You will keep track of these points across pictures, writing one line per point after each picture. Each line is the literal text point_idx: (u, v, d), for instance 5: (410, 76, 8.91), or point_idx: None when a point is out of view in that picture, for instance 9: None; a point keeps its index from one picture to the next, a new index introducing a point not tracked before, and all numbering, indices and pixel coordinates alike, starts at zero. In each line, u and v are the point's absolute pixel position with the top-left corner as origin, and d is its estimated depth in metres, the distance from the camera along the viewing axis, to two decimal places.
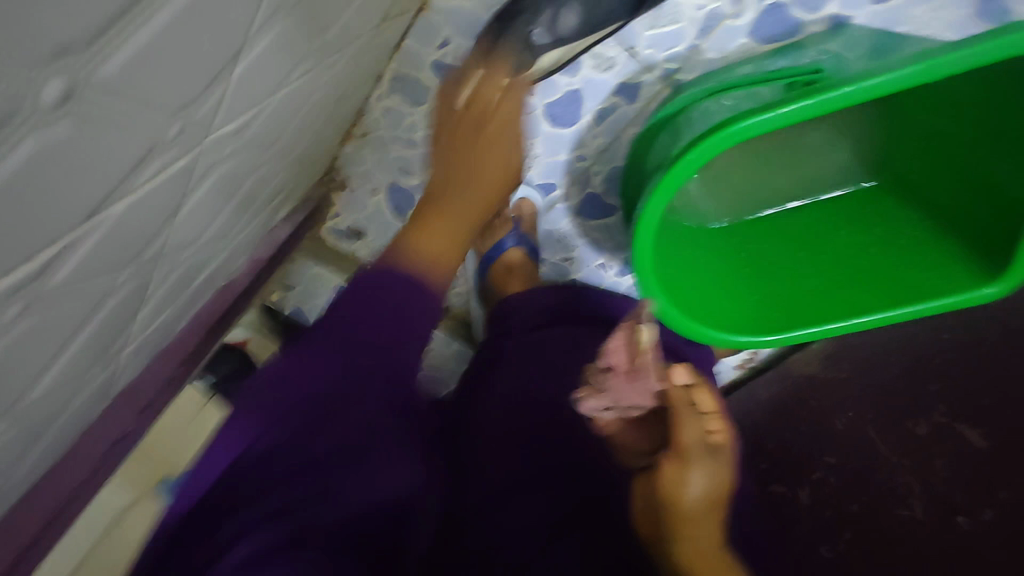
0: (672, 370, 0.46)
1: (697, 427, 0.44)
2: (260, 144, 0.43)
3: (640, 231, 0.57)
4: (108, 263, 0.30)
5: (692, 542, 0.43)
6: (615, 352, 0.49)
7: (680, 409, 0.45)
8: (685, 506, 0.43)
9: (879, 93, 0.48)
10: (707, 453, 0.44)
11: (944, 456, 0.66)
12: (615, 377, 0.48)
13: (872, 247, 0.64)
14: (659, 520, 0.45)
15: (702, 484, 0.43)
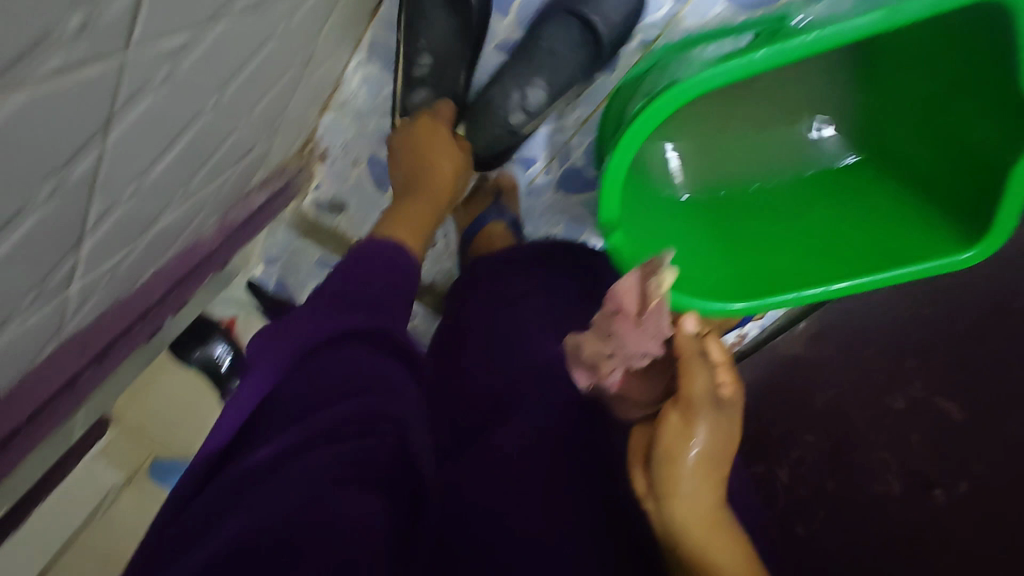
0: (681, 319, 0.49)
1: (705, 377, 0.45)
2: (211, 75, 0.42)
3: (604, 190, 0.59)
4: (23, 169, 0.28)
5: (687, 495, 0.42)
6: (623, 296, 0.51)
7: (688, 360, 0.46)
8: (687, 459, 0.42)
9: (839, 41, 0.48)
10: (713, 407, 0.44)
11: (919, 430, 0.67)
12: (623, 321, 0.51)
13: (851, 221, 0.64)
14: (654, 471, 0.44)
15: (707, 437, 0.43)
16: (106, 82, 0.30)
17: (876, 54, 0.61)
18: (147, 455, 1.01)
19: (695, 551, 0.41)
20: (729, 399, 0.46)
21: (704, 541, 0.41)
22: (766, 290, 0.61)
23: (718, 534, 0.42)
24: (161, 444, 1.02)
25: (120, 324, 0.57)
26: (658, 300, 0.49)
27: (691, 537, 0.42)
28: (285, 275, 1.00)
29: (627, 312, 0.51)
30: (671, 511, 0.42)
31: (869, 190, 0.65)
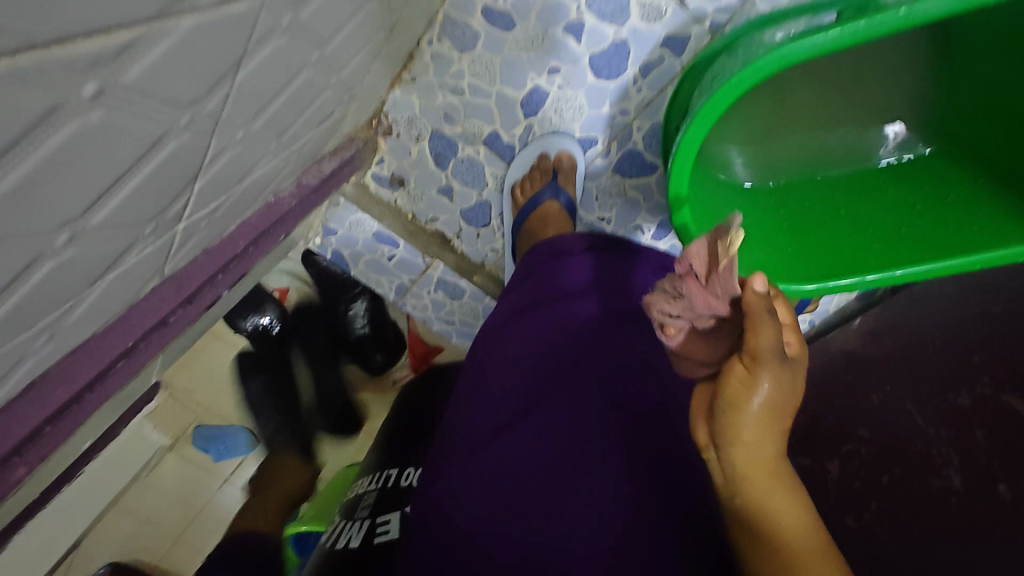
0: (751, 278, 0.44)
1: (775, 333, 0.43)
2: (316, 29, 0.44)
3: (675, 165, 0.60)
4: (173, 94, 0.30)
5: (750, 446, 0.43)
6: (694, 256, 0.49)
7: (756, 316, 0.43)
8: (753, 407, 0.43)
9: (930, 17, 0.49)
10: (779, 361, 0.43)
11: (986, 426, 0.62)
12: (692, 282, 0.49)
13: (920, 205, 0.64)
14: (717, 422, 0.44)
15: (773, 388, 0.43)
16: (247, 20, 0.33)
17: (961, 37, 0.60)
18: (191, 420, 1.05)
19: (752, 495, 0.43)
20: (794, 355, 0.46)
21: (768, 494, 0.42)
22: (833, 272, 0.63)
23: (781, 485, 0.43)
24: (206, 409, 1.06)
25: (205, 274, 0.60)
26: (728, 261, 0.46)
27: (750, 479, 0.43)
28: (340, 246, 1.03)
29: (697, 273, 0.49)
30: (735, 462, 0.43)
31: (934, 175, 0.66)
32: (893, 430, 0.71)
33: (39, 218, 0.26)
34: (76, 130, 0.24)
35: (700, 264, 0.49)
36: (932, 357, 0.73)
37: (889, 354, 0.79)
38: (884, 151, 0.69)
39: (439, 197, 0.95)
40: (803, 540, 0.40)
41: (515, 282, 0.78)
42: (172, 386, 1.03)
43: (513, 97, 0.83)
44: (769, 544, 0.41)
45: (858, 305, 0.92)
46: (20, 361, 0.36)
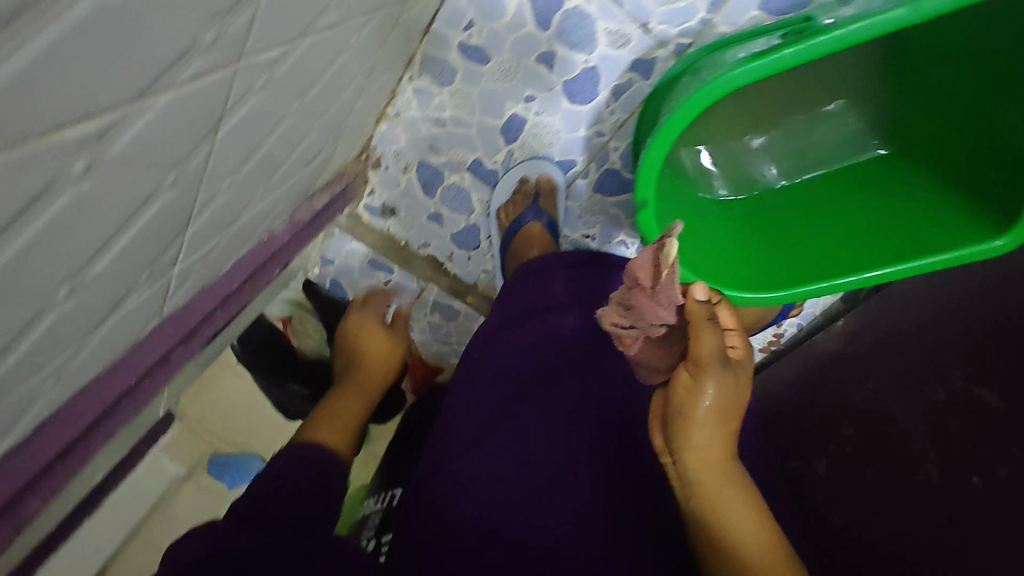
0: (692, 288, 0.52)
1: (714, 339, 0.50)
2: (294, 83, 0.48)
3: (639, 182, 0.63)
4: (157, 159, 0.34)
5: (700, 447, 0.50)
6: (639, 269, 0.54)
7: (698, 324, 0.50)
8: (698, 412, 0.49)
9: (862, 37, 0.52)
10: (720, 367, 0.49)
11: (961, 419, 0.65)
12: (640, 293, 0.55)
13: (884, 211, 0.66)
14: (672, 427, 0.51)
15: (715, 392, 0.49)
16: (221, 88, 0.36)
17: (906, 46, 0.64)
18: (204, 450, 1.07)
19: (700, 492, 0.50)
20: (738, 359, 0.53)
21: (715, 487, 0.49)
22: (798, 279, 0.64)
23: (728, 480, 0.50)
24: (217, 439, 1.07)
25: (206, 309, 0.65)
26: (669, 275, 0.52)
27: (700, 480, 0.50)
28: (339, 275, 1.07)
29: (644, 284, 0.55)
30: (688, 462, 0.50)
31: (894, 179, 0.68)
32: (877, 428, 0.73)
33: (42, 277, 0.30)
34: (67, 202, 0.28)
35: (645, 276, 0.54)
36: (910, 354, 0.75)
37: (869, 351, 0.82)
38: (849, 158, 0.72)
39: (429, 224, 0.98)
40: (745, 523, 0.48)
41: (499, 301, 0.80)
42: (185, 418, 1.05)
43: (493, 125, 0.87)
44: (717, 532, 0.48)
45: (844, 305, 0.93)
46: (31, 402, 0.40)
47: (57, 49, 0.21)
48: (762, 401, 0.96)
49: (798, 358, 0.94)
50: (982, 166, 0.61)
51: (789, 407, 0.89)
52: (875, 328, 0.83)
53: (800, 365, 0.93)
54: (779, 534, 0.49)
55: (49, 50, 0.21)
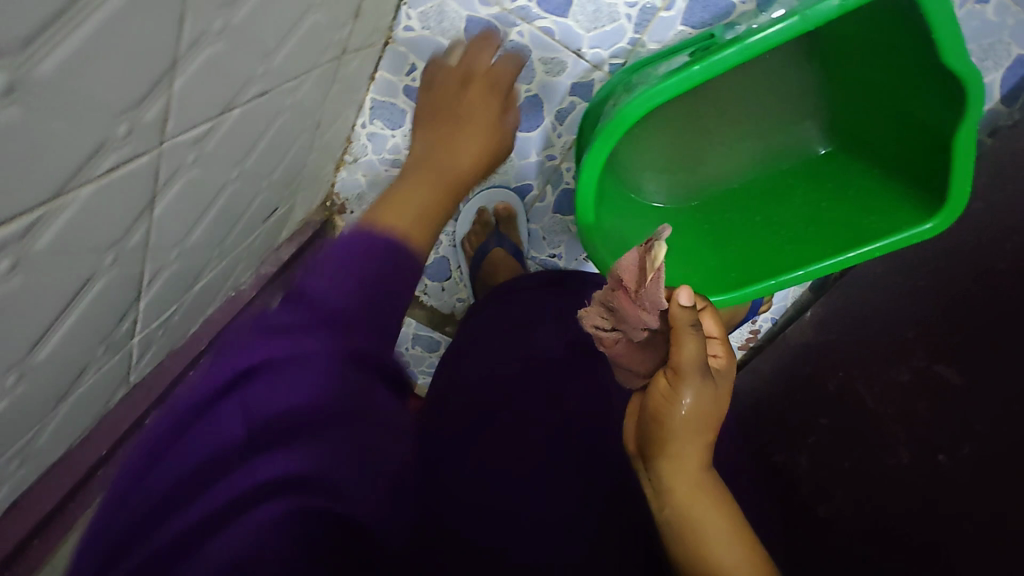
0: (676, 292, 0.51)
1: (695, 346, 0.50)
2: (229, 150, 0.50)
3: (579, 203, 0.65)
4: (87, 246, 0.36)
5: (676, 455, 0.51)
6: (625, 270, 0.51)
7: (679, 331, 0.50)
8: (675, 419, 0.50)
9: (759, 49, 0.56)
10: (699, 373, 0.50)
11: (927, 399, 0.66)
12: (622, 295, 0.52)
13: (824, 201, 0.68)
14: (649, 434, 0.52)
15: (692, 400, 0.49)
16: (147, 172, 0.39)
17: (824, 45, 0.66)
18: None
19: (678, 502, 0.51)
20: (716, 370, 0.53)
21: (688, 495, 0.50)
22: (747, 280, 0.66)
23: (700, 488, 0.51)
24: None
25: (175, 372, 0.66)
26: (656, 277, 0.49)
27: (674, 488, 0.51)
28: None
29: (628, 286, 0.52)
30: (663, 469, 0.51)
31: (834, 172, 0.70)
32: (852, 416, 0.74)
33: None
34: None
35: (629, 278, 0.51)
36: (874, 339, 0.76)
37: (836, 339, 0.83)
38: (791, 155, 0.73)
39: None
40: (717, 533, 0.49)
41: (468, 329, 0.82)
42: None
43: None
44: (690, 541, 0.49)
45: (812, 293, 0.95)
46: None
47: None
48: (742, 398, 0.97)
49: (775, 352, 0.95)
50: (908, 149, 0.62)
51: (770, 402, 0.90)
52: (840, 314, 0.85)
53: (775, 359, 0.94)
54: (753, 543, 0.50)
55: None
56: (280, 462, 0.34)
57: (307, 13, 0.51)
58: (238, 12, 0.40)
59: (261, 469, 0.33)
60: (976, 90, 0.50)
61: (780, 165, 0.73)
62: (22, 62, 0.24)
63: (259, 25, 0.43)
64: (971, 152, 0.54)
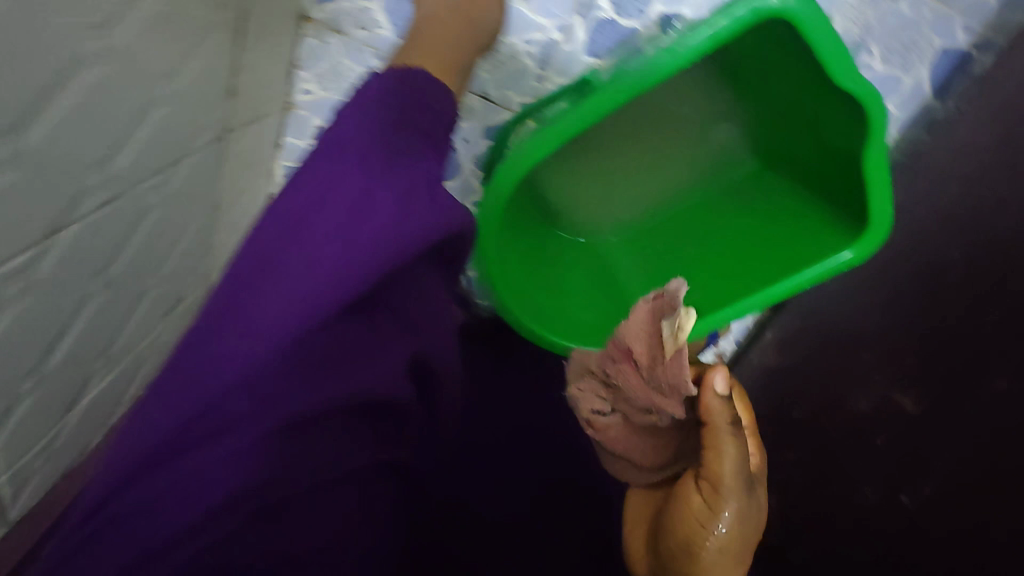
0: (712, 378, 0.43)
1: (738, 453, 0.44)
2: (78, 264, 0.47)
3: (483, 263, 0.60)
4: None
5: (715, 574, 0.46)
6: (633, 342, 0.42)
7: (716, 432, 0.44)
8: (715, 539, 0.44)
9: (636, 89, 0.49)
10: (741, 481, 0.44)
11: (884, 431, 0.61)
12: (629, 371, 0.43)
13: (754, 228, 0.64)
14: (679, 550, 0.47)
15: (734, 516, 0.44)
16: None
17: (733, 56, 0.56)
18: None
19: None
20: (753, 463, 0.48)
21: None
22: None
23: None
24: None
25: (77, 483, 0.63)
26: (676, 353, 0.39)
27: None
28: None
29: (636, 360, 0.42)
30: None
31: (762, 191, 0.64)
32: (814, 450, 0.68)
33: None
34: None
35: (639, 350, 0.42)
36: (832, 362, 0.71)
37: (797, 363, 0.78)
38: (721, 174, 0.65)
39: None
40: None
41: None
42: None
43: None
44: None
45: (772, 311, 0.90)
46: None
47: None
48: None
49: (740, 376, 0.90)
50: (828, 171, 0.58)
51: None
52: (799, 334, 0.80)
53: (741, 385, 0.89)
54: None
55: None
56: (329, 395, 0.41)
57: (149, 108, 0.48)
58: (26, 137, 0.36)
59: (309, 402, 0.40)
60: (878, 111, 0.48)
61: (709, 187, 0.65)
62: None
63: (72, 136, 0.40)
64: (886, 175, 0.50)
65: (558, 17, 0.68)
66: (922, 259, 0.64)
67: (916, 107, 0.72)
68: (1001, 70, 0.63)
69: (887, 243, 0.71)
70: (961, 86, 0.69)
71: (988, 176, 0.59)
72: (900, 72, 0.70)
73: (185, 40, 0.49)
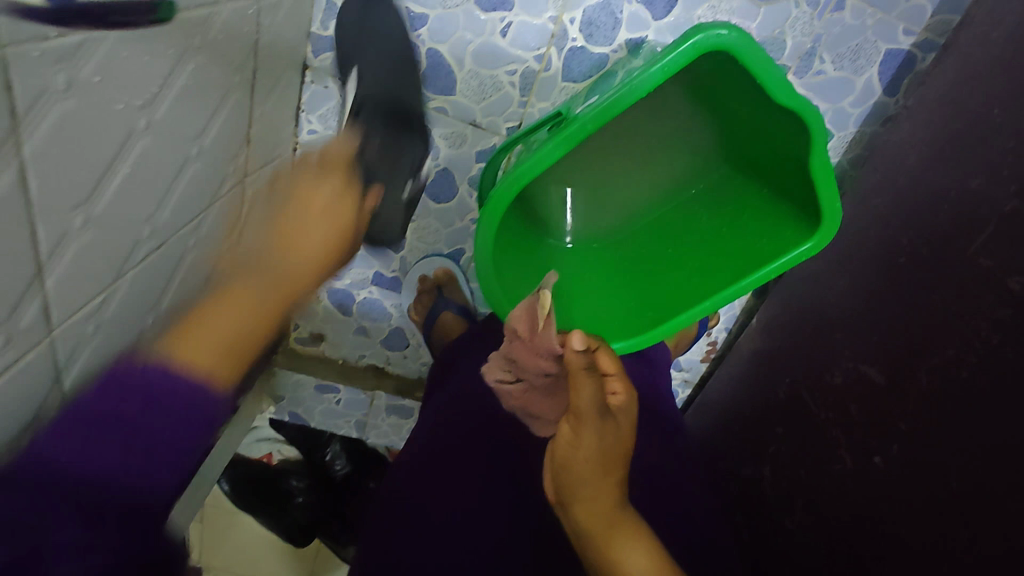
0: (569, 337, 0.53)
1: (592, 389, 0.53)
2: (134, 304, 0.55)
3: (481, 274, 0.67)
4: None
5: (585, 499, 0.54)
6: (517, 320, 0.61)
7: (574, 373, 0.53)
8: (577, 462, 0.54)
9: (601, 118, 0.56)
10: (597, 413, 0.53)
11: (856, 401, 0.67)
12: (518, 343, 0.63)
13: (722, 228, 0.69)
14: (563, 480, 0.55)
15: (593, 442, 0.53)
16: (42, 360, 0.45)
17: (692, 76, 0.63)
18: None
19: (600, 544, 0.52)
20: (619, 407, 0.53)
21: (604, 543, 0.52)
22: (661, 319, 0.68)
23: (616, 531, 0.52)
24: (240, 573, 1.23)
25: None
26: (544, 323, 0.59)
27: (589, 530, 0.53)
28: (294, 405, 1.16)
29: (522, 334, 0.62)
30: (578, 513, 0.54)
31: (729, 192, 0.70)
32: (800, 425, 0.75)
33: None
34: None
35: (523, 326, 0.62)
36: (812, 341, 0.78)
37: (780, 346, 0.85)
38: (692, 181, 0.72)
39: (356, 338, 1.04)
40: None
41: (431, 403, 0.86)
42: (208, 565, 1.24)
43: (379, 242, 0.93)
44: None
45: (758, 298, 0.97)
46: None
47: None
48: (712, 415, 1.00)
49: (734, 361, 0.97)
50: (784, 173, 0.64)
51: (735, 413, 0.92)
52: (781, 321, 0.86)
53: (735, 370, 0.96)
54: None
55: None
56: None
57: (181, 167, 0.55)
58: (97, 207, 0.44)
59: None
60: (816, 120, 0.54)
61: (681, 192, 0.73)
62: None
63: (127, 201, 0.48)
64: (830, 174, 0.57)
65: (534, 49, 0.75)
66: (879, 244, 0.71)
67: (871, 103, 0.78)
68: (942, 66, 0.69)
69: (849, 228, 0.78)
70: (910, 82, 0.76)
71: (935, 165, 0.65)
72: (852, 74, 0.76)
73: (208, 107, 0.57)
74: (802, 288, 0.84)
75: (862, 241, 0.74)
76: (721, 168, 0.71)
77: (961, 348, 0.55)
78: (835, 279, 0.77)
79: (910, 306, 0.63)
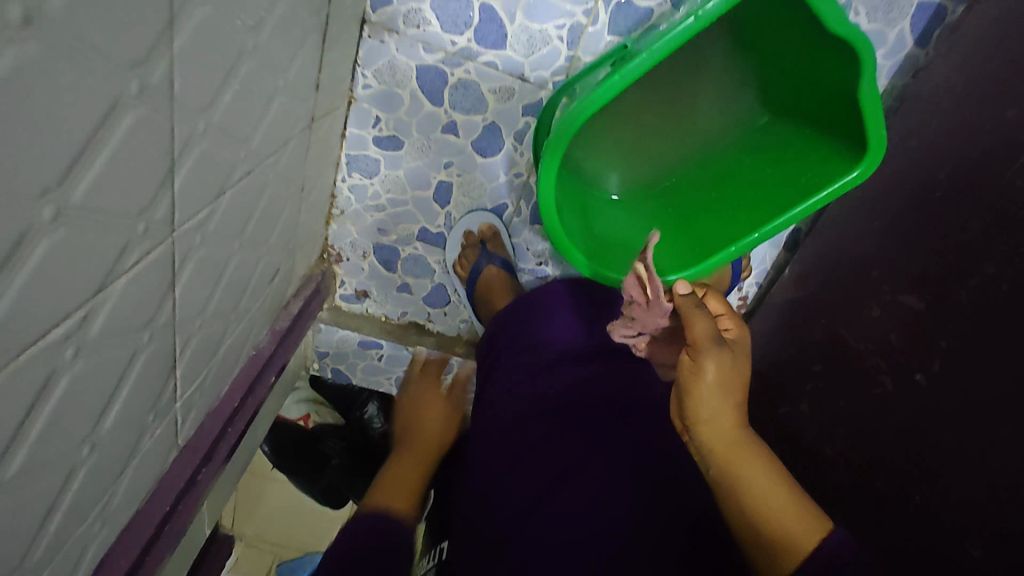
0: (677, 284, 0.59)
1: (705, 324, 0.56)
2: (229, 228, 0.59)
3: (544, 215, 0.71)
4: (127, 327, 0.44)
5: (709, 422, 0.54)
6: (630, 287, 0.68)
7: (689, 312, 0.56)
8: (701, 387, 0.54)
9: (665, 51, 0.60)
10: (715, 343, 0.54)
11: (896, 328, 0.71)
12: (636, 307, 0.68)
13: (765, 167, 0.74)
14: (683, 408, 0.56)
15: (713, 366, 0.54)
16: (165, 259, 0.47)
17: (737, 21, 0.67)
18: (267, 559, 1.24)
19: (722, 463, 0.53)
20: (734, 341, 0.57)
21: (732, 465, 0.52)
22: (712, 253, 0.73)
23: (737, 454, 0.52)
24: (278, 543, 1.25)
25: (213, 429, 0.74)
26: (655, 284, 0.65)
27: (714, 451, 0.53)
28: (335, 363, 1.20)
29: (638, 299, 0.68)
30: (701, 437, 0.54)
31: (769, 135, 0.75)
32: (839, 358, 0.79)
33: (66, 440, 0.41)
34: (68, 379, 0.39)
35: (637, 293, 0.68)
36: (848, 280, 0.82)
37: (814, 293, 0.89)
38: (734, 127, 0.76)
39: (400, 296, 1.08)
40: (765, 501, 0.50)
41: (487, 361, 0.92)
42: (247, 536, 1.25)
43: (427, 198, 0.97)
44: (737, 502, 0.51)
45: (788, 252, 1.01)
46: (86, 544, 0.52)
47: (36, 274, 0.32)
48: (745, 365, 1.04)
49: (767, 313, 1.01)
50: (829, 110, 0.67)
51: (769, 360, 0.96)
52: (815, 269, 0.90)
53: (767, 320, 1.00)
54: (817, 513, 0.50)
55: (37, 266, 0.32)
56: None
57: (271, 100, 0.59)
58: (214, 116, 0.48)
59: None
60: (867, 50, 0.57)
61: (723, 137, 0.77)
62: (59, 191, 0.32)
63: (233, 119, 0.51)
64: (877, 104, 0.61)
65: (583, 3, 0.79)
66: (913, 182, 0.75)
67: (902, 56, 0.83)
68: (975, 12, 0.73)
69: (883, 171, 0.81)
70: (940, 34, 0.80)
71: (971, 102, 0.69)
72: (884, 26, 0.80)
73: (294, 43, 0.60)
74: (836, 236, 0.88)
75: (896, 180, 0.78)
76: (762, 114, 0.75)
77: (1003, 264, 0.59)
78: (871, 220, 0.81)
79: (947, 234, 0.67)
